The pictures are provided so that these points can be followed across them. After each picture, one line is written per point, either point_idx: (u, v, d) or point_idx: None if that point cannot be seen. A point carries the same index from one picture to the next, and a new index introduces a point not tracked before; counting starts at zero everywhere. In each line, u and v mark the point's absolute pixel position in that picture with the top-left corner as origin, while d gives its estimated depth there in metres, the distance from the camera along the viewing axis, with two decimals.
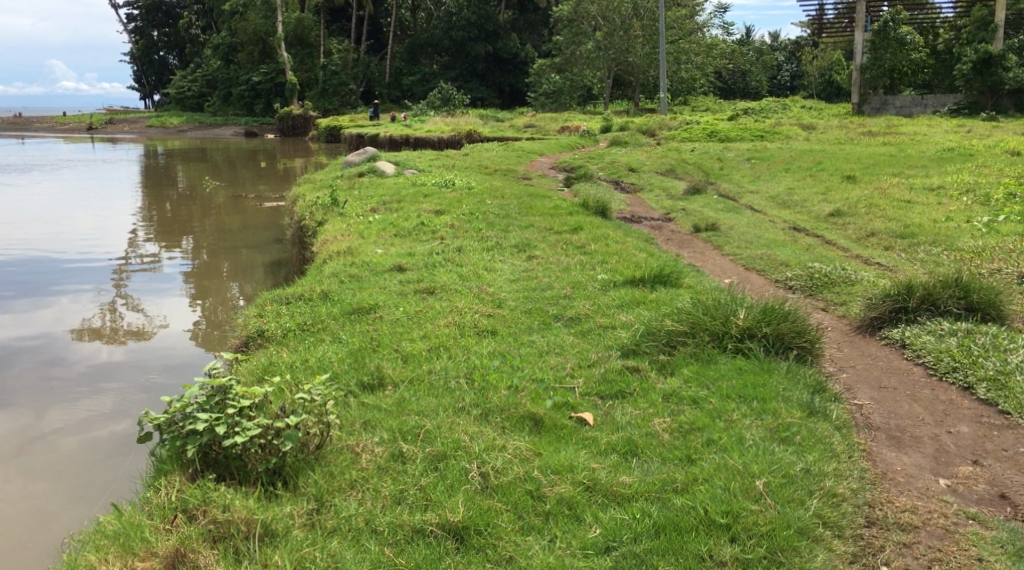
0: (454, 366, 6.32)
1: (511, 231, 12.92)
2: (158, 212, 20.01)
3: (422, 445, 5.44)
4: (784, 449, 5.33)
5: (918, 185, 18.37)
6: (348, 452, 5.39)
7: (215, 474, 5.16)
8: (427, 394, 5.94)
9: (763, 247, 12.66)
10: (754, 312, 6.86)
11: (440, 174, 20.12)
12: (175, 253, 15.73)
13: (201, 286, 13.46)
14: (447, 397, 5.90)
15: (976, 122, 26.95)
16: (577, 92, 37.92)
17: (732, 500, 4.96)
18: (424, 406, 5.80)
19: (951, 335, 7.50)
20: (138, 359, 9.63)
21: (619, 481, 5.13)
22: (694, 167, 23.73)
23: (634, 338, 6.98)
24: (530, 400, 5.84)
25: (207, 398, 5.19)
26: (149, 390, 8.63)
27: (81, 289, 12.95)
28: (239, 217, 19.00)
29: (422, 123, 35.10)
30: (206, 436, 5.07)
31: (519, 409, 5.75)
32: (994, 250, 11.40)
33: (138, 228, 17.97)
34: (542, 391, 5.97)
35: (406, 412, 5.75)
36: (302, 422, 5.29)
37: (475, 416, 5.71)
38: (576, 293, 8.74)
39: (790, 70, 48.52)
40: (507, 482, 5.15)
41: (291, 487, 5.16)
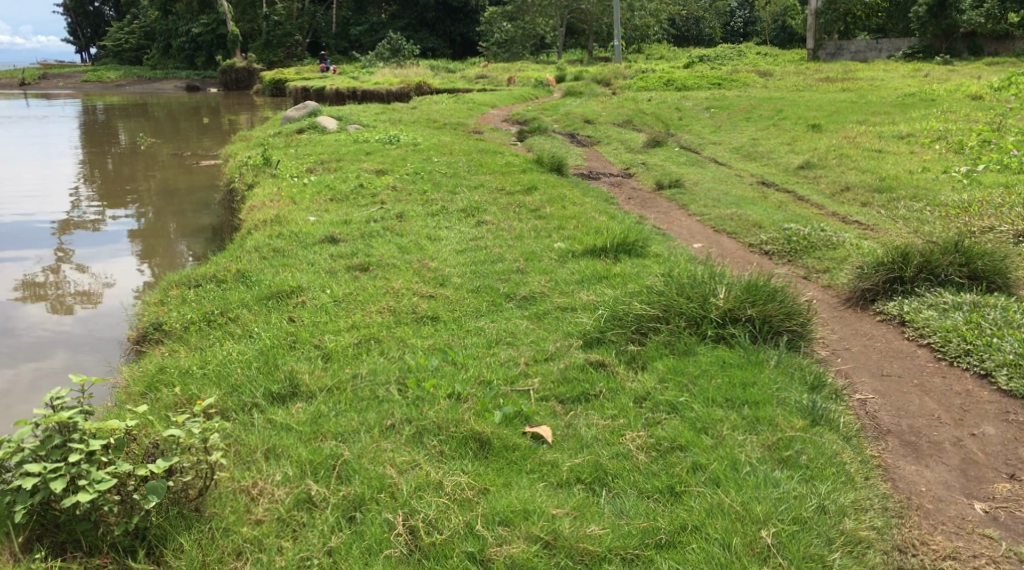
0: (385, 367, 5.31)
1: (459, 192, 11.87)
2: (100, 169, 18.60)
3: (339, 485, 4.51)
4: (790, 477, 4.43)
5: (885, 133, 17.52)
6: (243, 497, 4.46)
7: (56, 540, 4.24)
8: (351, 411, 4.96)
9: (731, 206, 11.78)
10: (736, 291, 5.92)
11: (385, 130, 18.95)
12: (120, 211, 14.44)
13: (149, 245, 12.22)
14: (374, 413, 4.93)
15: (933, 66, 26.18)
16: (529, 42, 36.54)
17: (732, 561, 4.05)
18: (344, 426, 4.84)
19: (957, 309, 6.65)
20: (87, 314, 8.46)
21: (586, 534, 4.19)
22: (652, 117, 22.80)
23: (596, 324, 6.02)
24: (475, 414, 4.88)
25: (44, 442, 4.15)
26: (100, 347, 7.45)
27: (23, 252, 11.65)
28: (185, 174, 17.74)
29: (370, 75, 33.68)
30: (43, 495, 4.08)
31: (461, 426, 4.79)
32: (980, 204, 10.53)
33: (80, 187, 16.66)
34: (487, 400, 5.01)
35: (321, 435, 4.79)
36: (176, 466, 4.32)
37: (407, 438, 4.76)
38: (530, 271, 7.77)
39: (743, 17, 47.38)
40: (444, 541, 4.21)
41: (156, 556, 4.23)
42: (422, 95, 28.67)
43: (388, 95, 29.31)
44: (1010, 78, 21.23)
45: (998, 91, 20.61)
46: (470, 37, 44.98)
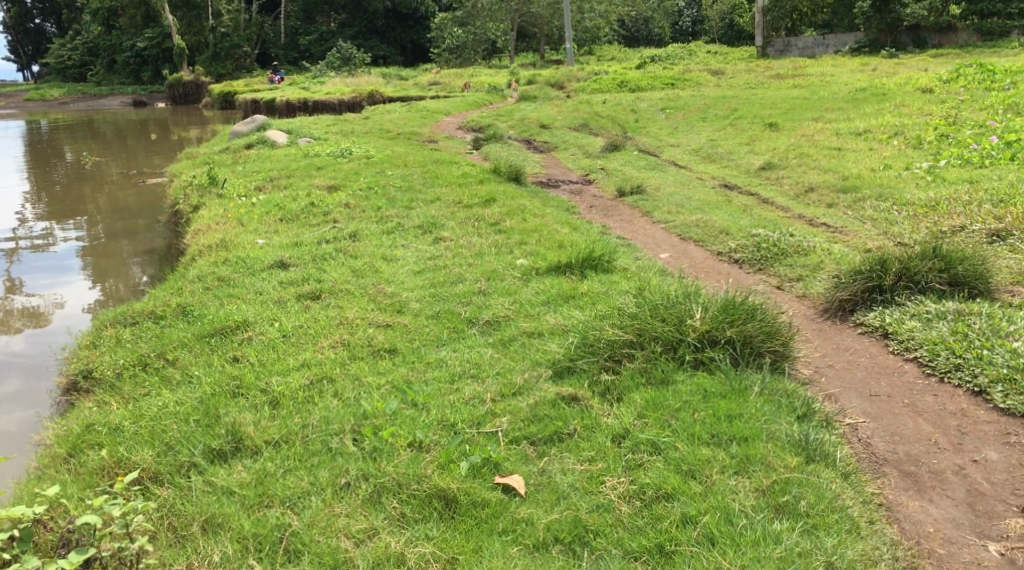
0: (339, 414, 4.94)
1: (415, 207, 11.43)
2: (45, 190, 17.86)
3: (286, 565, 4.19)
4: (791, 528, 4.21)
5: (841, 130, 17.34)
6: None
7: None
8: (302, 469, 4.62)
9: (696, 211, 11.48)
10: (713, 311, 5.55)
11: (336, 142, 18.45)
12: (70, 232, 13.82)
13: (101, 266, 11.62)
14: (326, 471, 4.60)
15: (881, 60, 26.19)
16: (481, 47, 36.24)
17: None
18: (291, 489, 4.51)
19: (941, 319, 6.34)
20: (36, 337, 7.91)
21: None
22: (608, 120, 22.53)
23: (567, 350, 5.64)
24: (439, 468, 4.54)
25: None
26: (46, 369, 6.89)
27: None
28: (134, 192, 17.09)
29: (321, 85, 33.07)
30: None
31: (423, 484, 4.47)
32: (947, 203, 10.20)
33: (24, 209, 15.95)
34: (452, 450, 4.66)
35: (268, 500, 4.48)
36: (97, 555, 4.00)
37: (363, 500, 4.44)
38: (494, 292, 7.36)
39: (692, 15, 47.15)
40: None
41: None
42: (375, 104, 28.16)
43: (341, 105, 28.77)
44: (958, 70, 21.20)
45: (948, 84, 20.52)
46: (421, 44, 44.50)
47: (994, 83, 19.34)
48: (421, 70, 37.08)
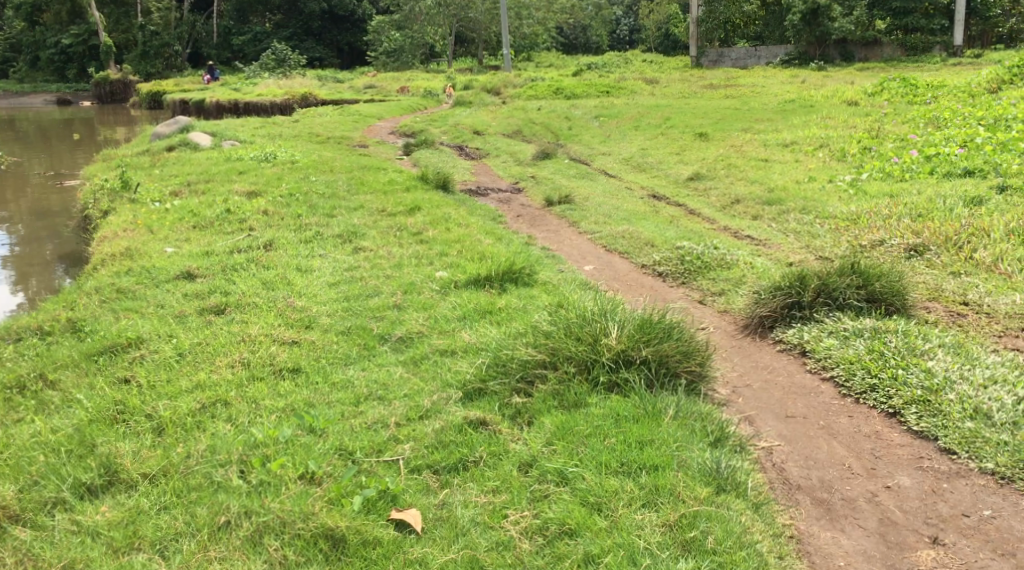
0: (226, 444, 4.72)
1: (336, 215, 11.14)
2: None
3: None
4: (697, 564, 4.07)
5: (769, 141, 17.47)
6: None
7: None
8: (178, 507, 4.39)
9: (623, 222, 11.38)
10: (630, 329, 5.40)
11: (262, 146, 18.04)
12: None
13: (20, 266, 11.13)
14: (205, 505, 4.38)
15: (809, 72, 26.58)
16: (419, 50, 36.08)
17: None
18: (163, 528, 4.28)
19: (858, 337, 6.27)
20: None
21: None
22: (541, 127, 22.44)
23: (477, 369, 5.43)
24: (327, 504, 4.33)
25: None
26: None
27: None
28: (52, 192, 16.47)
29: (253, 86, 32.46)
30: None
31: (310, 522, 4.24)
32: (868, 216, 10.19)
33: None
34: (345, 483, 4.47)
35: (137, 539, 4.26)
36: None
37: (243, 541, 4.21)
38: (410, 306, 7.12)
39: (628, 25, 48.22)
40: None
41: None
42: (308, 106, 27.70)
43: (274, 107, 28.26)
44: (883, 84, 21.57)
45: (873, 97, 20.85)
46: (358, 46, 44.06)
47: (917, 97, 19.67)
48: (357, 73, 36.68)
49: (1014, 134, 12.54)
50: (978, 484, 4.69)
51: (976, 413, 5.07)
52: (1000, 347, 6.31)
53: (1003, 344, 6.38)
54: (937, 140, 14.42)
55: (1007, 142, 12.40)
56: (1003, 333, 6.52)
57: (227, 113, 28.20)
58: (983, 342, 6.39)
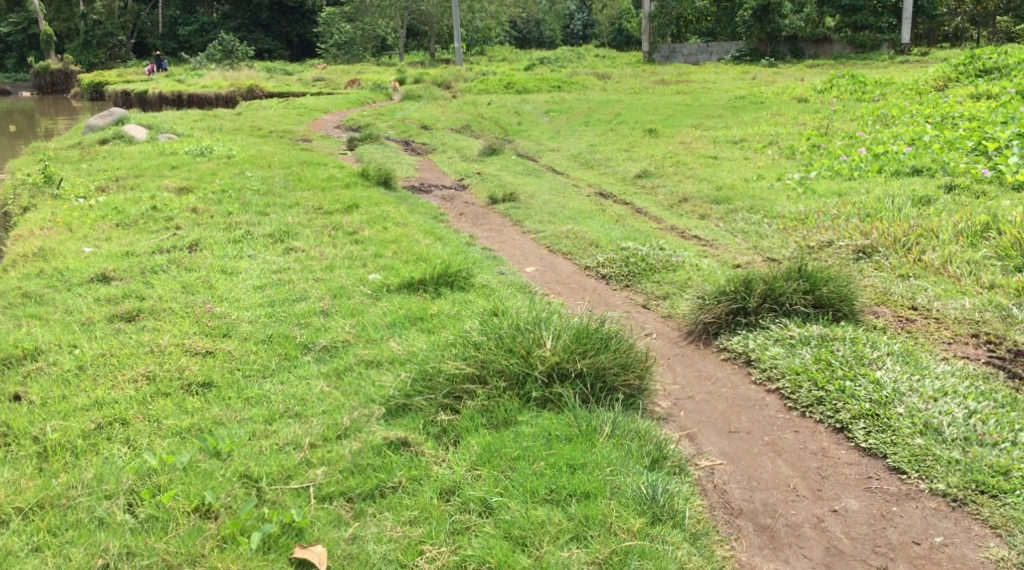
0: (114, 473, 4.47)
1: (270, 213, 10.69)
2: None
3: None
4: None
5: (718, 138, 17.29)
6: None
7: None
8: (50, 549, 4.13)
9: (567, 221, 11.08)
10: (566, 340, 5.09)
11: (200, 139, 17.48)
12: None
13: None
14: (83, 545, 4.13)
15: (760, 68, 26.51)
16: (370, 43, 35.50)
17: None
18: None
19: (804, 344, 6.02)
20: None
21: None
22: (490, 122, 22.10)
23: (402, 381, 5.08)
24: (219, 544, 4.10)
25: None
26: None
27: None
28: None
29: (198, 78, 31.65)
30: None
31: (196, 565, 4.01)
32: (816, 216, 9.96)
33: None
34: (245, 517, 4.22)
35: None
36: None
37: None
38: (338, 314, 6.75)
39: (582, 19, 47.82)
40: None
41: None
42: (252, 99, 27.01)
43: (219, 100, 27.54)
44: (831, 80, 21.52)
45: (822, 94, 20.78)
46: (308, 38, 43.27)
47: (865, 95, 19.65)
48: (307, 65, 36.00)
49: (961, 132, 12.44)
50: (928, 506, 4.49)
51: (926, 428, 4.84)
52: (949, 355, 6.09)
53: (951, 352, 6.17)
54: (885, 138, 14.30)
55: (954, 141, 12.28)
56: (953, 340, 6.30)
57: (170, 106, 27.42)
58: (932, 349, 6.17)
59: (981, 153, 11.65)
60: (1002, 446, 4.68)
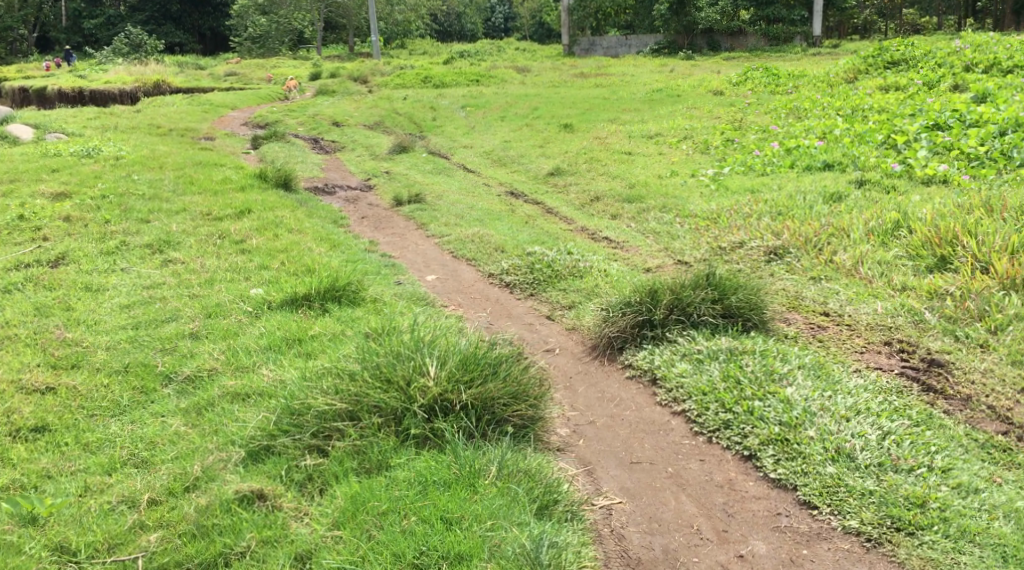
0: None
1: (154, 222, 10.01)
2: None
3: None
4: None
5: (633, 133, 16.96)
6: None
7: None
8: None
9: (475, 224, 10.57)
10: (451, 367, 4.62)
11: (93, 141, 16.58)
12: None
13: None
14: None
15: (677, 61, 26.34)
16: (286, 37, 34.48)
17: None
18: None
19: (712, 360, 5.62)
20: None
21: None
22: (404, 118, 21.47)
23: (265, 417, 4.56)
24: None
25: None
26: None
27: None
28: None
29: (102, 73, 30.32)
30: None
31: None
32: (729, 215, 9.62)
33: None
34: None
35: None
36: None
37: None
38: (211, 337, 6.18)
39: (503, 12, 47.48)
40: None
41: None
42: (157, 95, 25.91)
43: (123, 95, 26.37)
44: (746, 73, 21.44)
45: (737, 87, 20.64)
46: (222, 31, 41.92)
47: (779, 87, 19.56)
48: (220, 59, 34.80)
49: (871, 125, 12.26)
50: (841, 548, 4.17)
51: (838, 453, 4.50)
52: (861, 366, 5.69)
53: (865, 362, 5.76)
54: (797, 132, 14.12)
55: (864, 134, 12.10)
56: (866, 349, 5.91)
57: (71, 103, 26.18)
58: (844, 360, 5.79)
59: (890, 146, 11.48)
60: (918, 471, 4.38)
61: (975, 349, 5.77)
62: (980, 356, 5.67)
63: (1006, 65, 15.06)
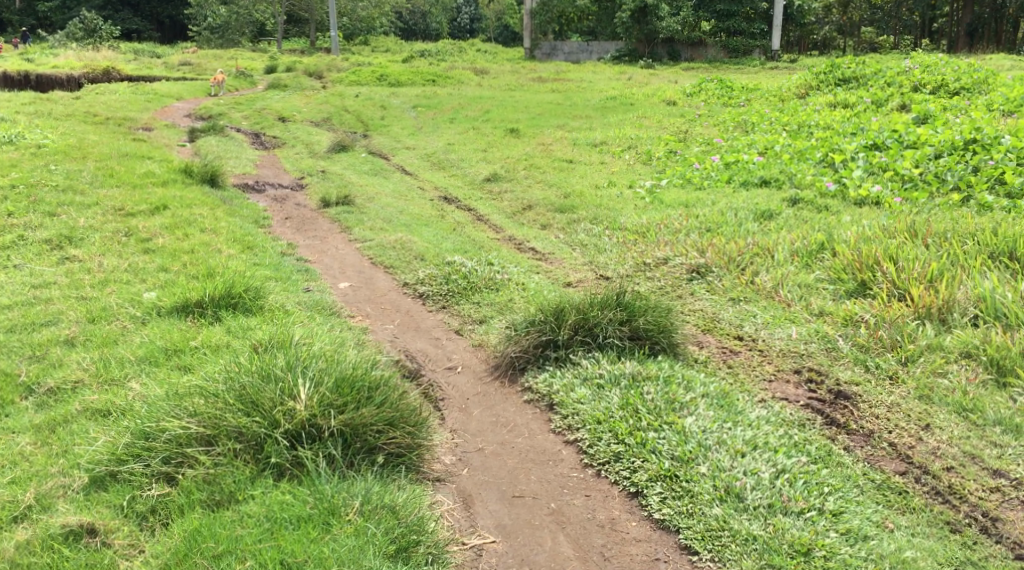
0: None
1: (62, 217, 9.60)
2: None
3: None
4: None
5: (579, 140, 16.71)
6: None
7: None
8: None
9: (400, 229, 10.22)
10: (323, 390, 4.39)
11: (23, 128, 16.03)
12: None
13: None
14: None
15: (636, 70, 26.13)
16: (244, 29, 33.87)
17: None
18: None
19: (614, 385, 5.37)
20: None
21: None
22: (352, 116, 21.04)
23: (117, 440, 4.32)
24: None
25: None
26: None
27: None
28: None
29: (49, 57, 29.51)
30: None
31: None
32: (657, 229, 9.36)
33: None
34: None
35: None
36: None
37: None
38: (87, 345, 5.86)
39: (469, 13, 46.19)
40: None
41: None
42: (102, 81, 25.20)
43: (70, 81, 25.67)
44: (700, 84, 21.30)
45: (690, 98, 20.50)
46: (180, 20, 41.06)
47: (732, 99, 19.43)
48: (177, 48, 34.08)
49: (812, 142, 12.11)
50: None
51: (726, 493, 4.39)
52: (767, 396, 5.47)
53: (772, 392, 5.54)
54: (741, 146, 13.96)
55: (804, 151, 11.94)
56: (775, 378, 5.69)
57: (16, 86, 25.48)
58: (750, 390, 5.56)
59: (827, 165, 11.32)
60: (808, 515, 4.29)
61: (884, 381, 5.57)
62: (889, 389, 5.46)
63: (952, 87, 15.07)
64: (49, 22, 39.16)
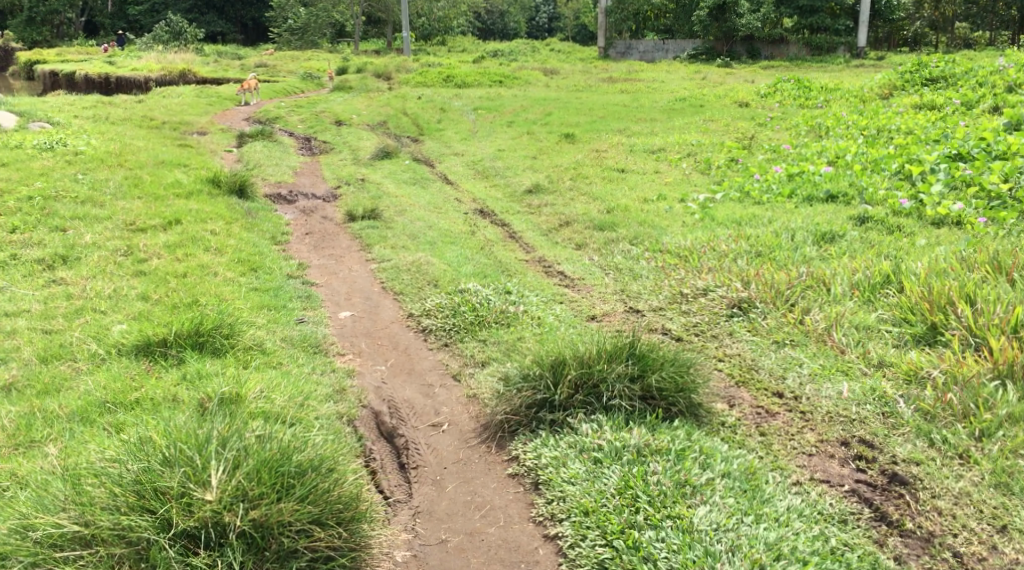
0: None
1: (70, 232, 9.07)
2: None
3: None
4: None
5: (636, 146, 15.72)
6: None
7: None
8: None
9: (424, 247, 9.42)
10: (237, 479, 3.91)
11: (77, 133, 15.78)
12: None
13: None
14: None
15: (712, 69, 24.90)
16: (323, 31, 33.57)
17: None
18: None
19: (614, 459, 4.51)
20: None
21: None
22: (409, 118, 20.36)
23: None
24: None
25: None
26: None
27: None
28: None
29: (130, 59, 29.61)
30: None
31: None
32: (701, 252, 8.33)
33: None
34: None
35: None
36: None
37: None
38: (24, 395, 5.34)
39: (548, 12, 45.99)
40: None
41: None
42: (171, 82, 24.98)
43: (144, 84, 25.55)
44: (776, 84, 20.04)
45: (764, 99, 19.29)
46: (263, 22, 41.02)
47: (808, 100, 18.19)
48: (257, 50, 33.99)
49: (888, 150, 10.90)
50: None
51: None
52: (804, 478, 4.53)
53: (810, 471, 4.58)
54: (809, 155, 12.84)
55: (879, 160, 10.77)
56: (816, 451, 4.71)
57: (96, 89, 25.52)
58: (784, 467, 4.61)
59: (903, 177, 10.15)
60: None
61: (952, 460, 4.56)
62: (957, 472, 4.49)
63: None
64: (138, 26, 38.98)
